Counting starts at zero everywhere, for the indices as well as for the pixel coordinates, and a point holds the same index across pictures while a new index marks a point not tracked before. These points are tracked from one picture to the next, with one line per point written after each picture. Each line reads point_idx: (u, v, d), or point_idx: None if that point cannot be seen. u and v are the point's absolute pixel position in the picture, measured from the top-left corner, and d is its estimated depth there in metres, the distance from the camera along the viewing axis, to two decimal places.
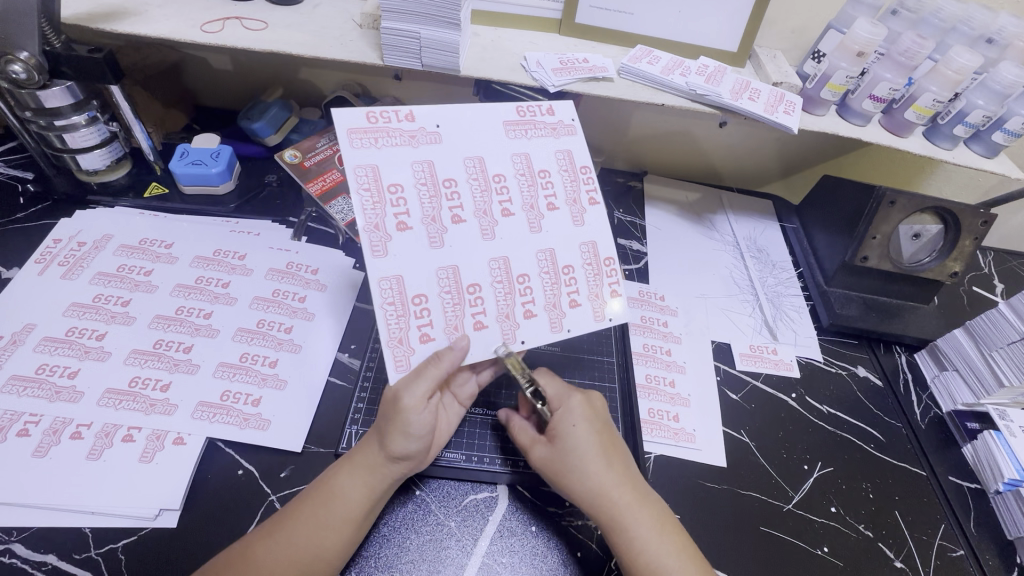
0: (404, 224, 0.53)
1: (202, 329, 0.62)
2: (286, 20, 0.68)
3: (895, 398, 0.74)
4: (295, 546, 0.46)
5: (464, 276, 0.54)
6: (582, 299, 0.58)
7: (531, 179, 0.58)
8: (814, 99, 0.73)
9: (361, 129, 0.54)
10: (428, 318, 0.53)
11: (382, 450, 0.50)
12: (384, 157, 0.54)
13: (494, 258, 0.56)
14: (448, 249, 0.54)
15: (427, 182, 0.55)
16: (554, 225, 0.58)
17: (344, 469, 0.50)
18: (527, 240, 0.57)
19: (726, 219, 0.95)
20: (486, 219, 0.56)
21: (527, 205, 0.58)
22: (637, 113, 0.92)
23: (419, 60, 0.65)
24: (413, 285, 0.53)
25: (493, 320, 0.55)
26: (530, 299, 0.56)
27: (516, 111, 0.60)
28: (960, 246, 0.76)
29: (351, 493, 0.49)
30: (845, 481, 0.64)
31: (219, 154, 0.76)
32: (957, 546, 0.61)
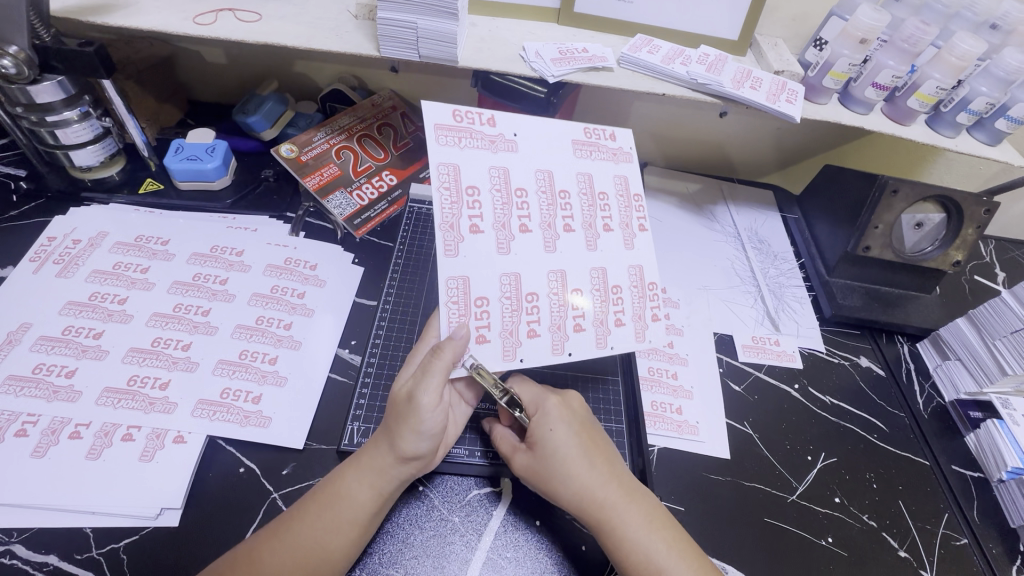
0: (476, 227, 0.54)
1: (201, 327, 0.61)
2: (279, 11, 0.67)
3: (899, 387, 0.74)
4: (299, 545, 0.46)
5: (524, 284, 0.54)
6: (628, 319, 0.57)
7: (592, 203, 0.59)
8: (816, 87, 0.73)
9: (447, 127, 0.56)
10: (487, 321, 0.53)
11: (388, 449, 0.49)
12: (465, 157, 0.55)
13: (556, 271, 0.56)
14: (513, 257, 0.54)
15: (501, 189, 0.56)
16: (609, 246, 0.58)
17: (351, 469, 0.50)
18: (582, 256, 0.57)
19: (727, 211, 0.94)
20: (549, 232, 0.57)
21: (586, 223, 0.58)
22: (638, 103, 0.91)
23: (416, 51, 0.64)
24: (476, 287, 0.53)
25: (548, 332, 0.55)
26: (581, 313, 0.56)
27: (584, 132, 0.61)
28: (963, 235, 0.76)
29: (357, 492, 0.48)
30: (848, 472, 0.64)
31: (215, 150, 0.75)
32: (961, 535, 0.61)
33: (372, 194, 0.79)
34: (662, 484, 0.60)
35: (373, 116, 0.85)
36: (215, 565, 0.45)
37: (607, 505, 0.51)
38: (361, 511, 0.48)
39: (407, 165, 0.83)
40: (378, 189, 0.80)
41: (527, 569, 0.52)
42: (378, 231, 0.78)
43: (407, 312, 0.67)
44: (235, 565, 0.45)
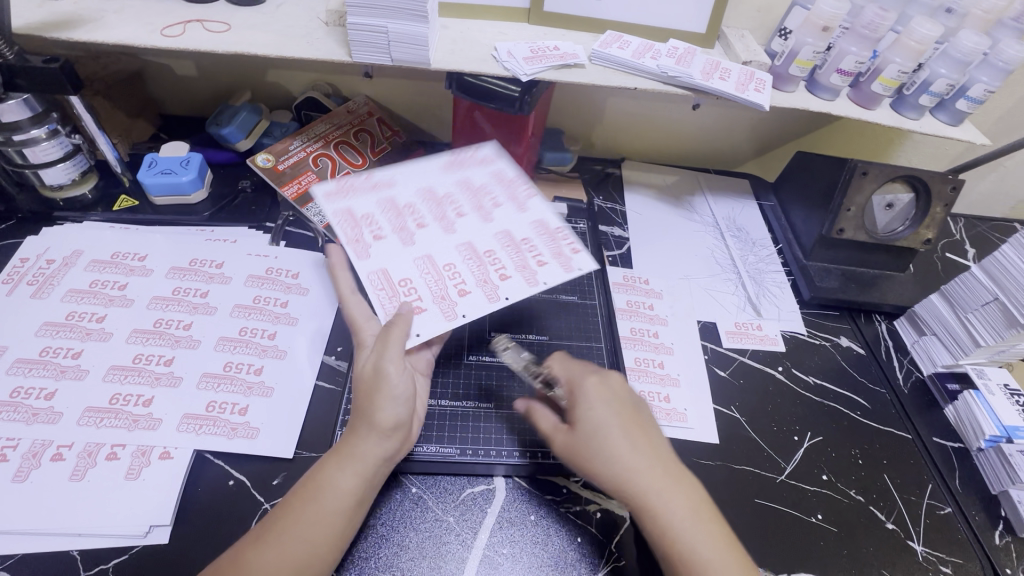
0: (379, 238, 0.61)
1: (183, 341, 0.60)
2: (248, 20, 0.67)
3: (879, 365, 0.76)
4: (286, 544, 0.45)
5: (438, 260, 0.60)
6: (551, 261, 0.61)
7: (475, 193, 0.68)
8: (783, 76, 0.74)
9: (332, 192, 0.65)
10: (417, 294, 0.57)
11: (367, 432, 0.50)
12: (353, 203, 0.64)
13: (463, 246, 0.62)
14: (416, 249, 0.61)
15: (394, 207, 0.64)
16: (503, 215, 0.66)
17: (332, 461, 0.50)
18: (485, 230, 0.64)
19: (705, 201, 0.96)
20: (444, 223, 0.64)
21: (476, 207, 0.66)
22: (611, 99, 0.92)
23: (388, 55, 0.64)
24: (396, 272, 0.58)
25: (482, 290, 0.58)
26: (501, 266, 0.60)
27: (451, 160, 0.71)
28: (932, 214, 0.78)
29: (341, 484, 0.48)
30: (834, 449, 0.66)
31: (189, 162, 0.74)
32: (945, 504, 0.63)
33: None
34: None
35: (350, 122, 0.85)
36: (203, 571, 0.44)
37: (648, 491, 0.50)
38: (346, 503, 0.48)
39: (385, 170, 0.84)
40: None
41: (524, 564, 0.52)
42: None
43: None
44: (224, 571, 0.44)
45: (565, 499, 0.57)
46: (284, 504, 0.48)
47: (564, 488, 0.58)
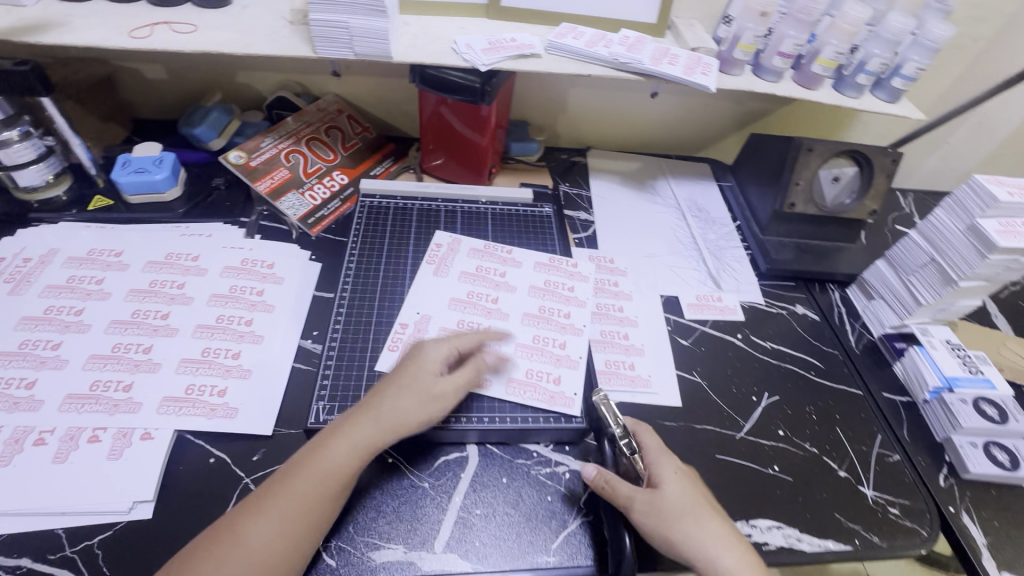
0: (475, 360, 0.64)
1: (161, 329, 0.62)
2: (216, 22, 0.70)
3: (832, 329, 0.81)
4: (285, 509, 0.47)
5: (525, 339, 0.68)
6: (572, 281, 0.76)
7: (484, 276, 0.74)
8: (729, 60, 0.79)
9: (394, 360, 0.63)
10: (549, 375, 0.64)
11: (373, 414, 0.52)
12: None
13: (525, 314, 0.70)
14: (504, 346, 0.66)
15: (451, 332, 0.67)
16: (516, 277, 0.75)
17: (334, 437, 0.51)
18: (521, 297, 0.72)
19: (667, 184, 1.00)
20: (493, 313, 0.70)
21: (493, 285, 0.73)
22: (573, 90, 0.96)
23: (351, 50, 0.67)
24: (517, 369, 0.64)
25: (568, 334, 0.69)
26: (561, 309, 0.72)
27: (428, 262, 0.74)
28: (876, 186, 0.83)
29: (338, 454, 0.50)
30: (790, 407, 0.70)
31: (163, 161, 0.76)
32: (893, 452, 0.67)
33: (325, 194, 0.82)
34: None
35: (320, 120, 0.88)
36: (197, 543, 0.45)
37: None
38: (342, 471, 0.50)
39: (356, 165, 0.87)
40: (330, 189, 0.83)
41: (497, 523, 0.55)
42: (334, 228, 0.80)
43: (364, 299, 0.70)
44: (221, 537, 0.45)
45: (536, 461, 0.60)
46: (277, 474, 0.49)
47: (534, 452, 0.61)
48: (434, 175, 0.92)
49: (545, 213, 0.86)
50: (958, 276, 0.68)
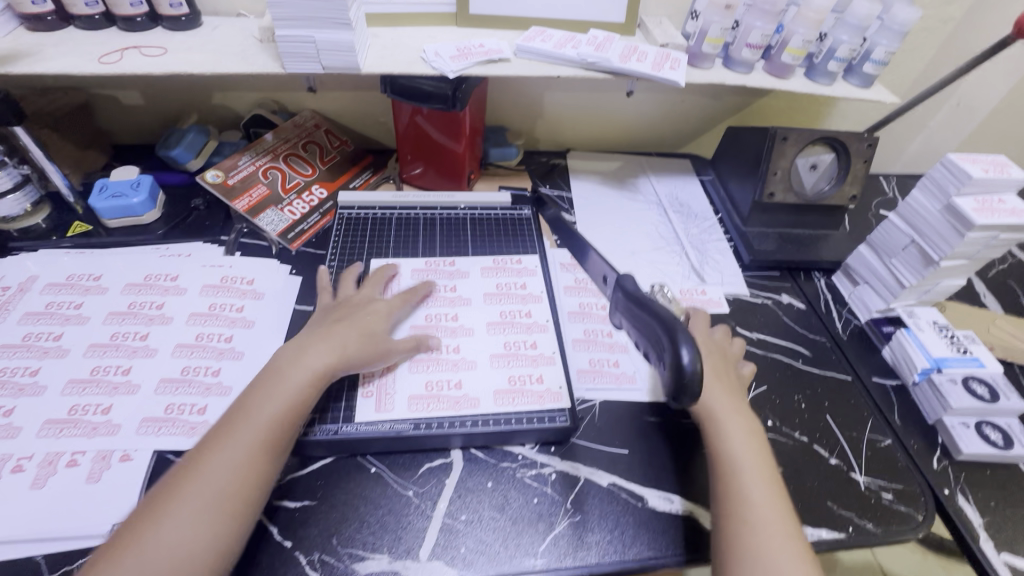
0: (457, 384, 0.63)
1: (140, 351, 0.62)
2: (187, 44, 0.71)
3: (819, 317, 0.80)
4: (245, 438, 0.50)
5: (497, 348, 0.67)
6: (521, 277, 0.76)
7: (436, 295, 0.72)
8: (698, 54, 0.79)
9: (372, 401, 0.60)
10: (531, 377, 0.64)
11: (322, 346, 0.58)
12: (401, 386, 0.62)
13: (489, 323, 0.70)
14: (481, 361, 0.65)
15: (424, 360, 0.65)
16: (466, 288, 0.74)
17: (291, 364, 0.56)
18: (479, 308, 0.71)
19: (648, 181, 1.00)
20: (462, 331, 0.68)
21: (448, 302, 0.72)
22: (549, 94, 0.96)
23: (319, 63, 0.67)
24: (499, 381, 0.63)
25: (535, 332, 0.69)
26: (518, 287, 0.74)
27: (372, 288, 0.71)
28: (854, 171, 0.83)
29: (277, 396, 0.53)
30: (778, 396, 0.69)
31: (140, 184, 0.77)
32: (885, 436, 0.66)
33: (304, 208, 0.82)
34: (589, 431, 0.63)
35: (297, 136, 0.89)
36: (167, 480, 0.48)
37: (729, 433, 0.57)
38: (297, 396, 0.54)
39: (335, 179, 0.88)
40: (309, 204, 0.83)
41: (483, 527, 0.54)
42: (314, 241, 0.80)
43: None
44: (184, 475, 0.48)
45: (521, 464, 0.59)
46: (221, 423, 0.52)
47: (520, 454, 0.60)
48: (414, 184, 0.93)
49: (524, 214, 0.86)
50: (938, 256, 0.68)
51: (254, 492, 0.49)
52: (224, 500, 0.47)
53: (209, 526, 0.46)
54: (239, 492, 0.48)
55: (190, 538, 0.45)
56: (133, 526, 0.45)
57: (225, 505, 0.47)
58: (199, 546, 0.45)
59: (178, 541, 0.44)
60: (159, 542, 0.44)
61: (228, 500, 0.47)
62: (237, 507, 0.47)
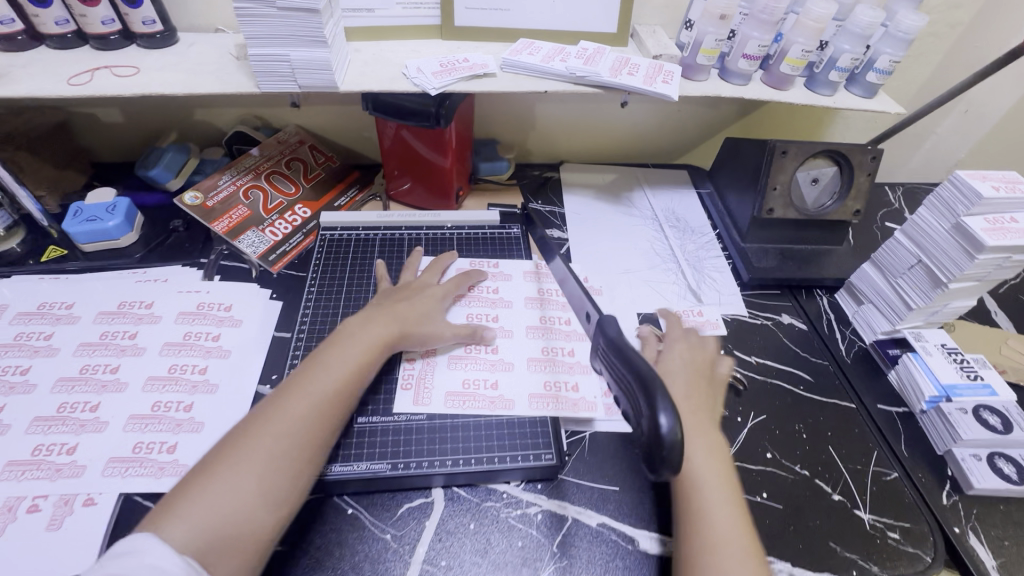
0: (494, 384, 0.64)
1: (110, 385, 0.60)
2: (161, 63, 0.69)
3: (821, 338, 0.77)
4: (315, 391, 0.53)
5: (537, 352, 0.68)
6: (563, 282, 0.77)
7: (478, 296, 0.74)
8: (692, 66, 0.76)
9: (411, 394, 0.62)
10: (565, 384, 0.65)
11: (390, 317, 0.63)
12: (439, 381, 0.64)
13: (528, 327, 0.71)
14: (517, 363, 0.66)
15: (462, 358, 0.66)
16: (508, 290, 0.75)
17: (358, 330, 0.61)
18: (520, 311, 0.73)
19: (644, 195, 0.97)
20: (503, 332, 0.70)
21: (490, 302, 0.73)
22: (540, 105, 0.93)
23: (295, 82, 0.65)
24: (534, 385, 0.64)
25: (574, 340, 0.70)
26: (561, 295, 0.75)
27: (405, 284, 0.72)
28: (857, 185, 0.80)
29: (348, 355, 0.57)
30: (778, 426, 0.66)
31: (116, 207, 0.75)
32: (891, 469, 0.63)
33: (286, 229, 0.80)
34: (578, 466, 0.60)
35: (281, 153, 0.86)
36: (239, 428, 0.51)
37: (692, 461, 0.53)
38: (363, 357, 0.58)
39: (319, 197, 0.85)
40: (291, 224, 0.81)
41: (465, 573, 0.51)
42: (296, 263, 0.78)
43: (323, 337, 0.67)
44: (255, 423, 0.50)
45: (506, 503, 0.57)
46: (292, 378, 0.55)
47: (504, 492, 0.57)
48: (400, 201, 0.90)
49: (513, 233, 0.84)
50: (947, 278, 0.65)
51: (325, 444, 0.52)
52: (297, 446, 0.50)
53: (281, 467, 0.48)
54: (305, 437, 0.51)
55: (264, 476, 0.47)
56: (208, 462, 0.47)
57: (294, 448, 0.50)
58: (274, 483, 0.47)
59: (253, 479, 0.47)
60: (237, 474, 0.47)
61: (301, 445, 0.50)
62: (310, 453, 0.50)
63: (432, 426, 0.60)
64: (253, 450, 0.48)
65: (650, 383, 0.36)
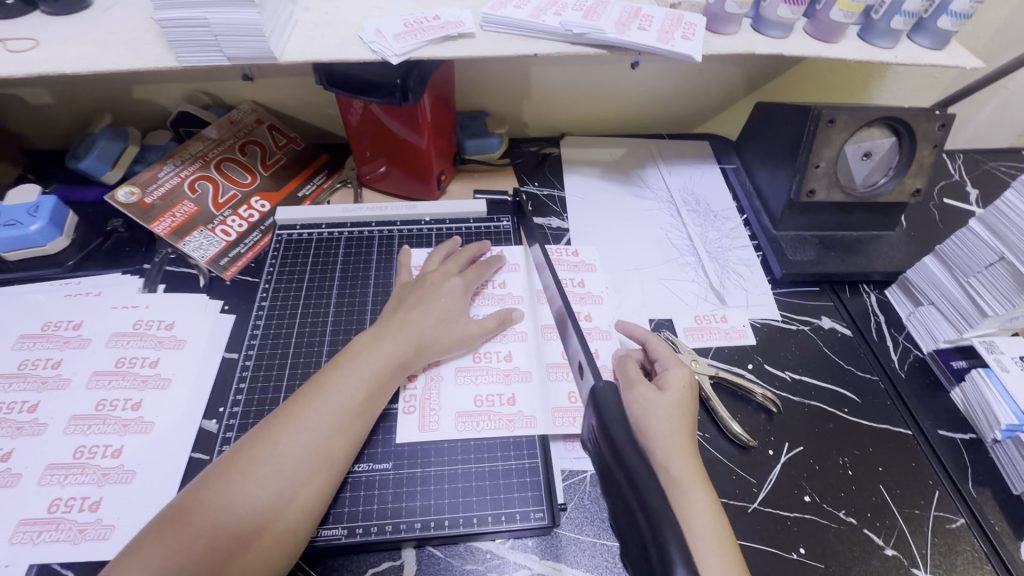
0: (510, 400, 0.55)
1: (26, 427, 0.51)
2: (65, 33, 0.56)
3: (869, 348, 0.64)
4: (316, 426, 0.46)
5: (551, 356, 0.59)
6: (579, 273, 0.68)
7: (485, 293, 0.64)
8: (719, 16, 0.60)
9: (419, 422, 0.53)
10: None
11: (401, 332, 0.53)
12: (449, 401, 0.55)
13: (544, 326, 0.61)
14: (535, 372, 0.57)
15: (470, 370, 0.57)
16: (515, 283, 0.66)
17: (371, 347, 0.52)
18: (532, 308, 0.63)
19: (658, 172, 0.83)
20: (516, 335, 0.61)
21: (497, 299, 0.64)
22: (537, 69, 0.79)
23: (223, 53, 0.53)
24: (557, 397, 0.56)
25: (597, 339, 0.62)
26: (585, 289, 0.67)
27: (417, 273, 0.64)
28: (919, 159, 0.66)
29: (348, 390, 0.48)
30: (818, 461, 0.55)
31: (39, 208, 0.65)
32: (956, 514, 0.52)
33: (241, 226, 0.69)
34: (576, 515, 0.50)
35: (234, 135, 0.74)
36: (222, 460, 0.44)
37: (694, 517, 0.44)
38: (373, 386, 0.50)
39: (280, 187, 0.74)
40: (247, 220, 0.70)
41: None
42: (252, 267, 0.67)
43: (278, 355, 0.58)
44: (241, 460, 0.43)
45: (490, 566, 0.47)
46: (289, 399, 0.48)
47: (488, 552, 0.47)
48: (372, 187, 0.78)
49: (503, 227, 0.72)
50: None
51: (312, 511, 0.44)
52: (276, 516, 0.42)
53: (255, 541, 0.41)
54: (297, 492, 0.43)
55: (234, 550, 0.40)
56: (173, 524, 0.40)
57: (280, 501, 0.42)
58: (258, 538, 0.41)
59: (222, 553, 0.40)
60: (207, 546, 0.39)
61: (280, 514, 0.42)
62: (291, 524, 0.42)
63: (400, 477, 0.50)
64: (224, 517, 0.40)
65: (656, 513, 0.30)
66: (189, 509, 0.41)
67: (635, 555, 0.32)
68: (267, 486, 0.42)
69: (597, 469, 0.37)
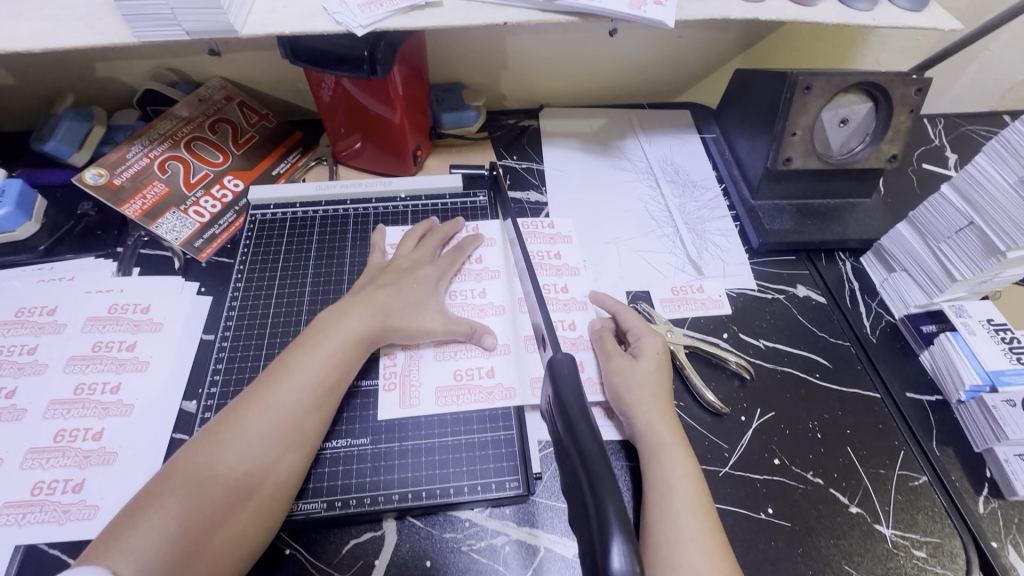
0: (489, 373, 0.56)
1: (5, 413, 0.52)
2: (13, 8, 0.54)
3: (842, 315, 0.65)
4: (285, 404, 0.46)
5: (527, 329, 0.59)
6: (555, 247, 0.68)
7: (462, 269, 0.64)
8: None
9: (399, 398, 0.54)
10: None
11: (370, 311, 0.54)
12: (428, 376, 0.55)
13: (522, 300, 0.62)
14: (513, 345, 0.58)
15: (449, 346, 0.58)
16: (492, 257, 0.66)
17: (341, 326, 0.52)
18: (509, 282, 0.63)
19: (638, 143, 0.82)
20: (493, 309, 0.61)
21: (475, 274, 0.64)
22: (511, 39, 0.77)
23: (180, 27, 0.51)
24: (534, 369, 0.57)
25: (574, 310, 0.62)
26: (562, 263, 0.67)
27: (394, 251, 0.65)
28: (894, 125, 0.66)
29: (315, 369, 0.49)
30: (788, 425, 0.56)
31: (4, 193, 0.64)
32: (919, 472, 0.54)
33: (214, 207, 0.68)
34: (552, 483, 0.51)
35: (203, 113, 0.72)
36: (195, 441, 0.45)
37: (665, 482, 0.46)
38: (340, 363, 0.50)
39: (253, 165, 0.73)
40: (220, 201, 0.69)
41: None
42: (227, 248, 0.66)
43: (254, 336, 0.58)
44: (213, 441, 0.44)
45: (468, 534, 0.48)
46: (258, 379, 0.48)
47: (467, 521, 0.49)
48: (348, 164, 0.77)
49: (480, 203, 0.71)
50: (1004, 246, 0.52)
51: (289, 485, 0.45)
52: (250, 495, 0.43)
53: (231, 519, 0.41)
54: (268, 469, 0.44)
55: (209, 529, 0.41)
56: (148, 503, 0.41)
57: (252, 478, 0.43)
58: (231, 515, 0.42)
59: (198, 531, 0.40)
60: (181, 523, 0.40)
61: (254, 492, 0.43)
62: (268, 500, 0.43)
63: (378, 452, 0.51)
64: (197, 498, 0.41)
65: (600, 478, 0.32)
66: (161, 492, 0.41)
67: (581, 526, 0.33)
68: (237, 466, 0.43)
69: (556, 446, 0.38)
